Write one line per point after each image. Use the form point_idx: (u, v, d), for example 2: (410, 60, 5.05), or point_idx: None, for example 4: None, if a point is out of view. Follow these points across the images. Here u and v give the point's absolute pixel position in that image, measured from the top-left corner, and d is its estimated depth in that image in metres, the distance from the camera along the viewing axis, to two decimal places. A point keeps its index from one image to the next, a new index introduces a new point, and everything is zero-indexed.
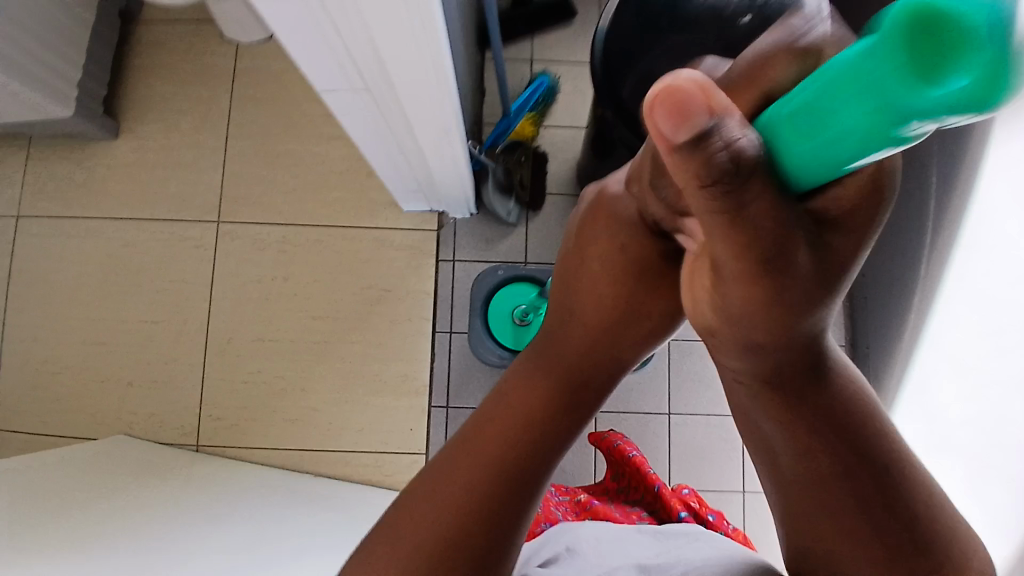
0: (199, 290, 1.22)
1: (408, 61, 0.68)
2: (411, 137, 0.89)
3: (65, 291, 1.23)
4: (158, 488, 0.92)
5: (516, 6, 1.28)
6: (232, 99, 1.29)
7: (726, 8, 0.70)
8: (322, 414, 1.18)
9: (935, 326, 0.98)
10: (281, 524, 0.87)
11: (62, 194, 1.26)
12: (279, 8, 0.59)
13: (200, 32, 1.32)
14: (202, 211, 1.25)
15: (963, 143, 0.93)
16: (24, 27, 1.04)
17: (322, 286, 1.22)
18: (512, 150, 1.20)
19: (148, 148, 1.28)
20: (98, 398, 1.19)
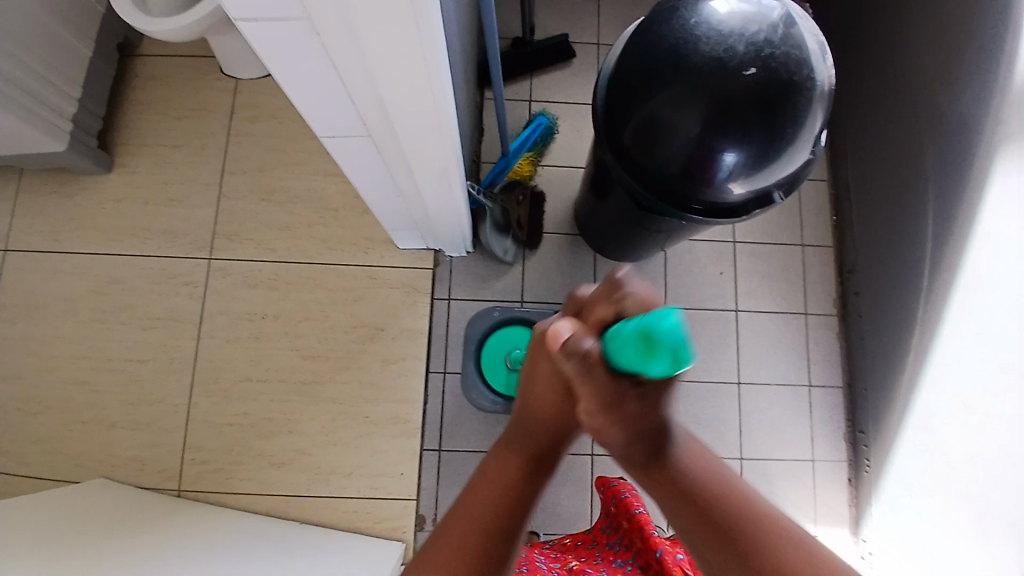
0: (187, 327, 1.19)
1: (412, 103, 0.68)
2: (410, 177, 0.88)
3: (49, 326, 1.20)
4: (137, 537, 0.88)
5: (515, 47, 1.29)
6: (228, 134, 1.28)
7: (731, 58, 0.68)
8: (311, 456, 1.14)
9: (935, 371, 0.97)
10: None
11: (51, 227, 1.24)
12: (282, 54, 0.59)
13: (198, 67, 1.32)
14: (193, 245, 1.23)
15: (960, 188, 0.93)
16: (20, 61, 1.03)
17: (314, 323, 1.19)
18: (510, 189, 1.20)
19: (141, 182, 1.27)
20: (77, 439, 1.15)
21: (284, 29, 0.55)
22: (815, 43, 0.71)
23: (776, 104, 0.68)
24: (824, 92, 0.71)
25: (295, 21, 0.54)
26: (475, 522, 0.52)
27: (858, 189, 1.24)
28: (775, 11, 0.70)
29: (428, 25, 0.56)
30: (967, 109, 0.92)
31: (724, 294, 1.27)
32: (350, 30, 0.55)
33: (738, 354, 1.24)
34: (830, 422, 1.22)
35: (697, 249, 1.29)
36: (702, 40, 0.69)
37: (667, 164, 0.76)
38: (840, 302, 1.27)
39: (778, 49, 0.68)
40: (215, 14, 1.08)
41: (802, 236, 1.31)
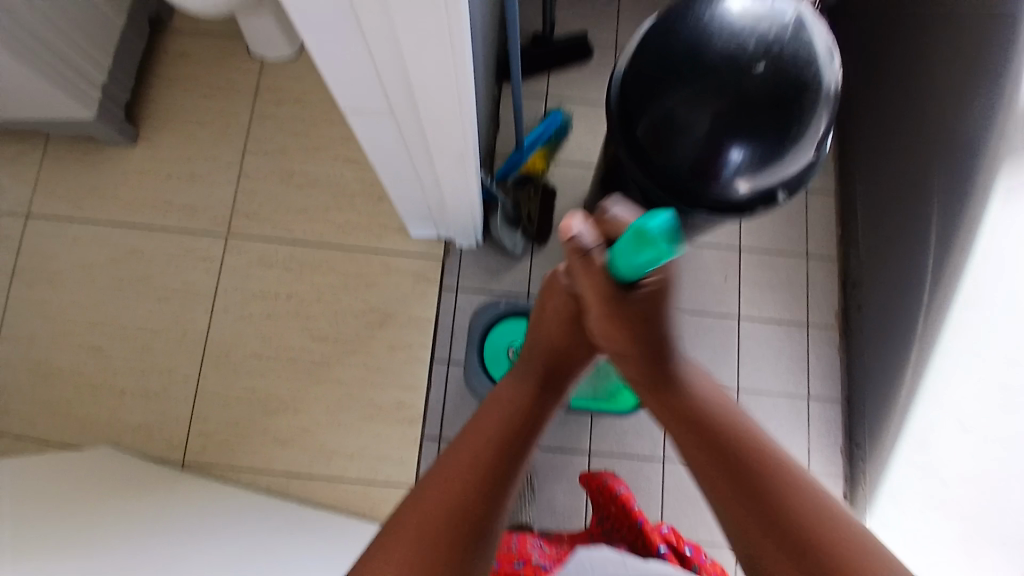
0: (201, 301, 1.22)
1: (435, 87, 0.70)
2: (428, 162, 0.90)
3: (67, 293, 1.23)
4: (140, 501, 0.90)
5: (536, 44, 1.31)
6: (251, 115, 1.31)
7: (742, 54, 0.71)
8: (314, 434, 1.17)
9: (931, 387, 0.98)
10: (258, 546, 0.85)
11: (74, 196, 1.27)
12: (314, 27, 0.61)
13: (225, 48, 1.35)
14: (211, 222, 1.26)
15: (964, 206, 0.95)
16: (51, 33, 1.06)
17: (324, 305, 1.22)
18: (524, 185, 1.21)
19: (164, 158, 1.30)
20: (89, 403, 1.18)
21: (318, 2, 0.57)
22: (822, 45, 0.74)
23: (783, 101, 0.71)
24: (830, 93, 0.74)
25: None
26: (482, 441, 0.59)
27: (865, 203, 1.25)
28: (787, 14, 0.73)
29: (457, 6, 0.58)
30: (975, 129, 0.93)
31: (728, 300, 1.29)
32: (383, 4, 0.57)
33: (739, 361, 1.26)
34: (826, 434, 1.23)
35: (704, 253, 1.31)
36: (715, 36, 0.72)
37: (677, 160, 0.78)
38: (842, 316, 1.28)
39: (787, 47, 0.71)
40: None
41: (808, 248, 1.32)
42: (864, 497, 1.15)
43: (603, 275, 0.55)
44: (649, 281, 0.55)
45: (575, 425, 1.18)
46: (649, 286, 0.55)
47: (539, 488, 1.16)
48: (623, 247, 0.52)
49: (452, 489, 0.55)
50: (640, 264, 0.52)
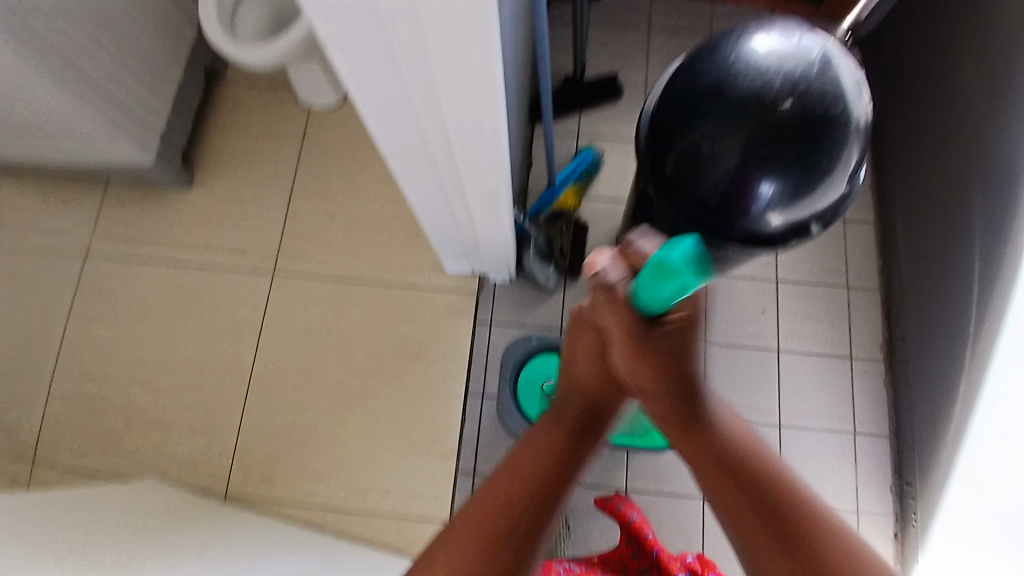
0: (246, 336, 1.28)
1: (469, 130, 0.74)
2: (462, 201, 0.93)
3: (124, 328, 1.30)
4: (185, 531, 0.94)
5: (566, 86, 1.36)
6: (296, 159, 1.38)
7: (768, 92, 0.72)
8: (351, 466, 1.19)
9: (981, 422, 0.94)
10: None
11: (133, 238, 1.36)
12: (359, 77, 0.65)
13: (274, 98, 1.44)
14: (257, 260, 1.32)
15: (1009, 235, 0.93)
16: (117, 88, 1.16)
17: (363, 339, 1.25)
18: (557, 220, 1.23)
19: (215, 200, 1.37)
20: (140, 434, 1.23)
21: (363, 54, 0.62)
22: (850, 79, 0.74)
23: (812, 135, 0.72)
24: (860, 126, 0.74)
25: (374, 46, 0.60)
26: (519, 484, 0.58)
27: (905, 233, 1.23)
28: (814, 50, 0.74)
29: (489, 57, 0.62)
30: (1016, 158, 0.92)
31: (764, 331, 1.27)
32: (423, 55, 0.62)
33: (778, 394, 1.24)
34: (874, 470, 1.19)
35: (738, 285, 1.30)
36: (741, 75, 0.74)
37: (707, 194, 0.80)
38: (886, 347, 1.25)
39: (813, 84, 0.72)
40: (293, 47, 1.19)
41: (847, 278, 1.30)
42: (916, 538, 1.10)
43: (628, 308, 0.57)
44: (675, 316, 0.57)
45: (610, 460, 1.17)
46: (675, 319, 0.57)
47: (574, 523, 1.14)
48: (645, 277, 0.54)
49: (487, 523, 0.55)
50: (666, 293, 0.54)
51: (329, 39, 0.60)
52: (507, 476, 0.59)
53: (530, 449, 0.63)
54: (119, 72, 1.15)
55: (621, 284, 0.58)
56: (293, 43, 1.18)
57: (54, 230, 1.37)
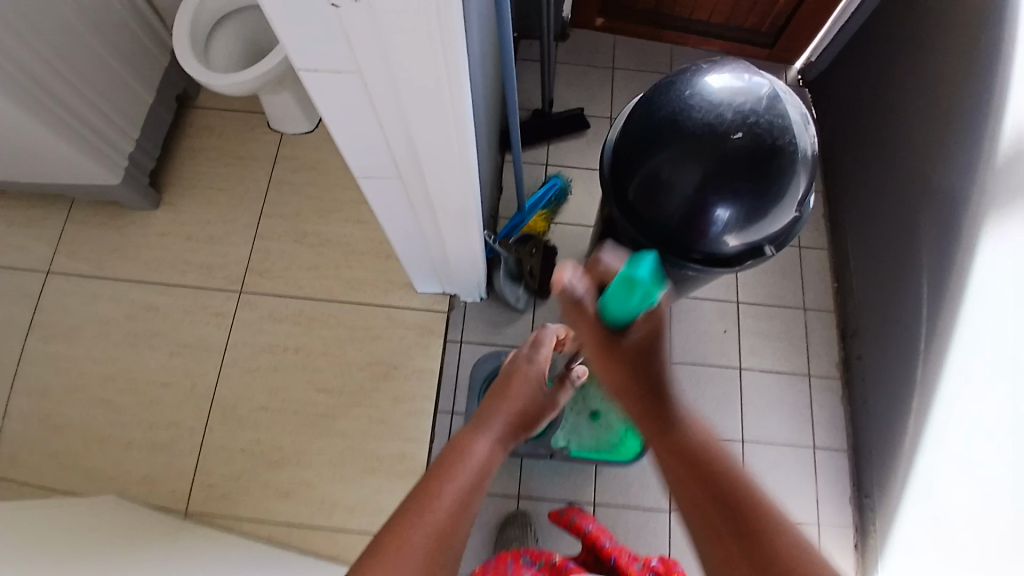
0: (211, 354, 1.25)
1: (439, 155, 0.76)
2: (434, 221, 0.95)
3: (82, 347, 1.26)
4: (141, 549, 0.90)
5: (536, 117, 1.41)
6: (268, 180, 1.39)
7: (720, 124, 0.76)
8: (316, 487, 1.16)
9: (935, 432, 0.98)
10: None
11: (96, 255, 1.33)
12: (333, 103, 0.68)
13: (248, 122, 1.45)
14: (226, 279, 1.31)
15: (952, 254, 0.99)
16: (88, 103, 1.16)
17: (331, 358, 1.24)
18: (529, 242, 1.26)
19: (184, 220, 1.37)
20: (93, 456, 1.18)
21: (337, 81, 0.64)
22: (797, 113, 0.79)
23: (762, 164, 0.76)
24: (807, 156, 0.79)
25: (347, 74, 0.63)
26: (437, 506, 0.51)
27: (857, 257, 1.30)
28: (763, 87, 0.79)
29: (458, 88, 0.64)
30: (956, 183, 0.99)
31: (727, 352, 1.31)
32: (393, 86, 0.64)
33: (742, 411, 1.27)
34: (834, 484, 1.22)
35: (701, 307, 1.34)
36: (695, 109, 0.78)
37: (668, 217, 0.83)
38: (842, 365, 1.30)
39: (762, 117, 0.76)
40: (271, 73, 1.21)
41: (804, 300, 1.35)
42: (878, 550, 1.12)
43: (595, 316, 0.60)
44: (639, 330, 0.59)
45: (579, 476, 1.18)
46: (639, 333, 0.59)
47: (543, 539, 1.13)
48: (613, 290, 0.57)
49: (420, 536, 0.49)
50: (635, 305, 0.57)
51: (296, 51, 0.60)
52: (433, 486, 0.53)
53: (451, 458, 0.56)
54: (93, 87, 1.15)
55: (587, 296, 0.61)
56: (269, 68, 1.20)
57: (13, 247, 1.34)
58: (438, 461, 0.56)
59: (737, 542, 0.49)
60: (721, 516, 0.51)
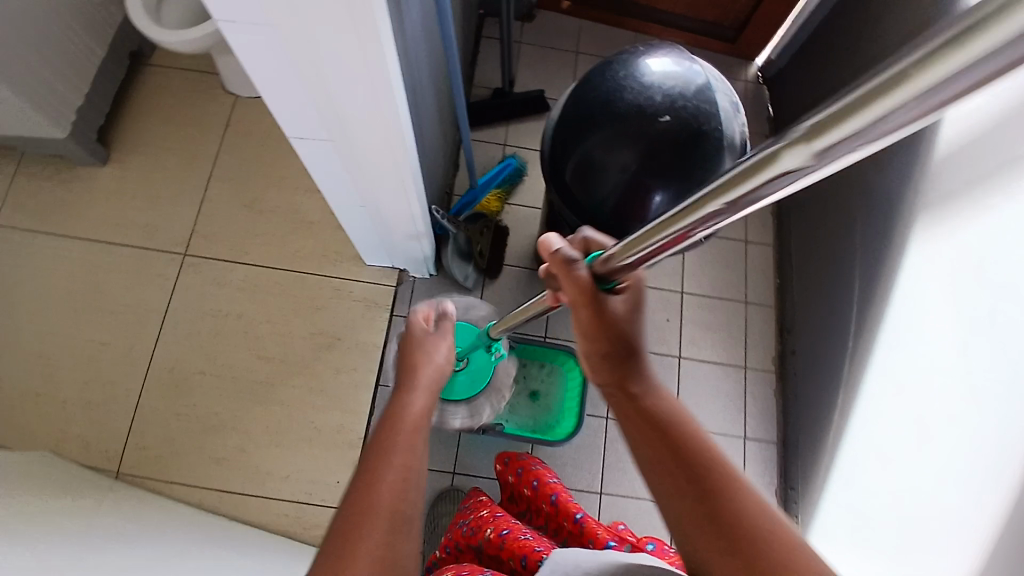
0: (153, 317, 1.24)
1: (369, 121, 0.75)
2: (372, 191, 0.95)
3: (18, 300, 1.24)
4: (75, 503, 0.89)
5: (495, 97, 1.41)
6: (221, 144, 1.37)
7: (649, 107, 0.77)
8: (251, 452, 1.16)
9: (856, 427, 1.01)
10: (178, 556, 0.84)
11: (39, 210, 1.30)
12: (256, 60, 0.66)
13: (203, 82, 1.43)
14: (170, 241, 1.29)
15: (883, 256, 1.02)
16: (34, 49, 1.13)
17: (274, 327, 1.24)
18: (475, 224, 1.26)
19: (132, 179, 1.34)
20: (26, 413, 1.17)
21: (256, 36, 0.62)
22: (727, 101, 0.80)
23: (688, 148, 0.77)
24: (734, 143, 0.79)
25: (265, 30, 0.61)
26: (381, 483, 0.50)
27: (799, 257, 1.33)
28: (696, 71, 0.80)
29: (381, 55, 0.63)
30: (892, 186, 1.02)
31: (667, 339, 1.33)
32: (315, 47, 0.63)
33: (678, 399, 1.29)
34: (761, 474, 1.26)
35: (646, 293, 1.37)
36: (627, 91, 0.79)
37: (600, 197, 0.84)
38: (779, 360, 1.33)
39: (690, 102, 0.77)
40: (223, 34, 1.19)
41: (749, 295, 1.38)
42: None
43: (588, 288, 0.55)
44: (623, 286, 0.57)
45: None
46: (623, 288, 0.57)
47: None
48: None
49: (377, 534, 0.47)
50: None
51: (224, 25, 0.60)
52: (377, 463, 0.52)
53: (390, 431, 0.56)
54: (32, 34, 1.12)
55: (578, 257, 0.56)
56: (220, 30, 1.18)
57: None
58: (378, 434, 0.56)
59: (692, 501, 0.48)
60: (683, 479, 0.49)
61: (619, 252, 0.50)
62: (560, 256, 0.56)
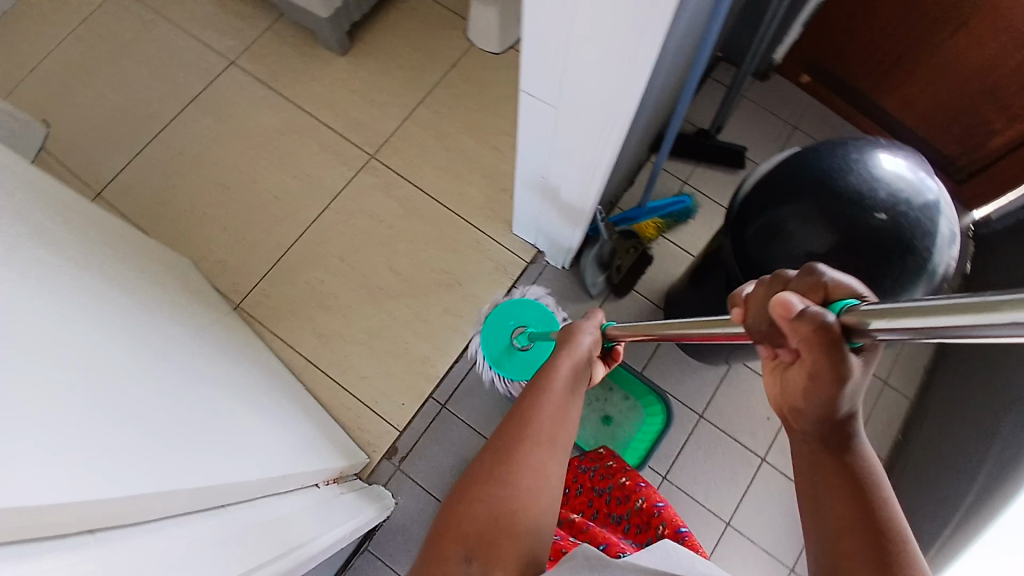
0: (321, 194, 1.37)
1: (601, 105, 0.77)
2: (561, 170, 0.98)
3: (228, 135, 1.41)
4: (183, 314, 1.01)
5: (698, 136, 1.42)
6: (439, 76, 1.47)
7: (869, 200, 0.76)
8: (346, 345, 1.26)
9: None
10: (247, 398, 0.93)
11: (275, 69, 1.47)
12: (536, 14, 0.69)
13: (449, 15, 1.52)
14: (364, 140, 1.42)
15: None
16: None
17: (412, 248, 1.33)
18: (627, 239, 1.27)
19: (356, 75, 1.48)
20: (194, 224, 1.34)
21: None
22: (949, 227, 0.77)
23: (893, 254, 0.74)
24: (938, 272, 0.76)
25: None
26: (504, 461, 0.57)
27: (933, 421, 1.22)
28: (929, 187, 0.78)
29: (651, 49, 0.65)
30: None
31: (758, 438, 1.22)
32: (596, 21, 0.65)
33: (741, 499, 1.19)
34: None
35: (756, 382, 1.25)
36: (852, 176, 0.78)
37: (776, 263, 0.83)
38: None
39: (912, 212, 0.75)
40: None
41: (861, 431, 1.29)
42: None
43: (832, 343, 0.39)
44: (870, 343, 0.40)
45: None
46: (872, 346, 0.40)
47: None
48: None
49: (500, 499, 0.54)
50: None
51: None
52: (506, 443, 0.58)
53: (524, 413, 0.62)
54: None
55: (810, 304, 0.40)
56: None
57: (216, 28, 1.50)
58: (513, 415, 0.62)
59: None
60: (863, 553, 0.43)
61: (877, 313, 0.34)
62: (802, 320, 0.39)
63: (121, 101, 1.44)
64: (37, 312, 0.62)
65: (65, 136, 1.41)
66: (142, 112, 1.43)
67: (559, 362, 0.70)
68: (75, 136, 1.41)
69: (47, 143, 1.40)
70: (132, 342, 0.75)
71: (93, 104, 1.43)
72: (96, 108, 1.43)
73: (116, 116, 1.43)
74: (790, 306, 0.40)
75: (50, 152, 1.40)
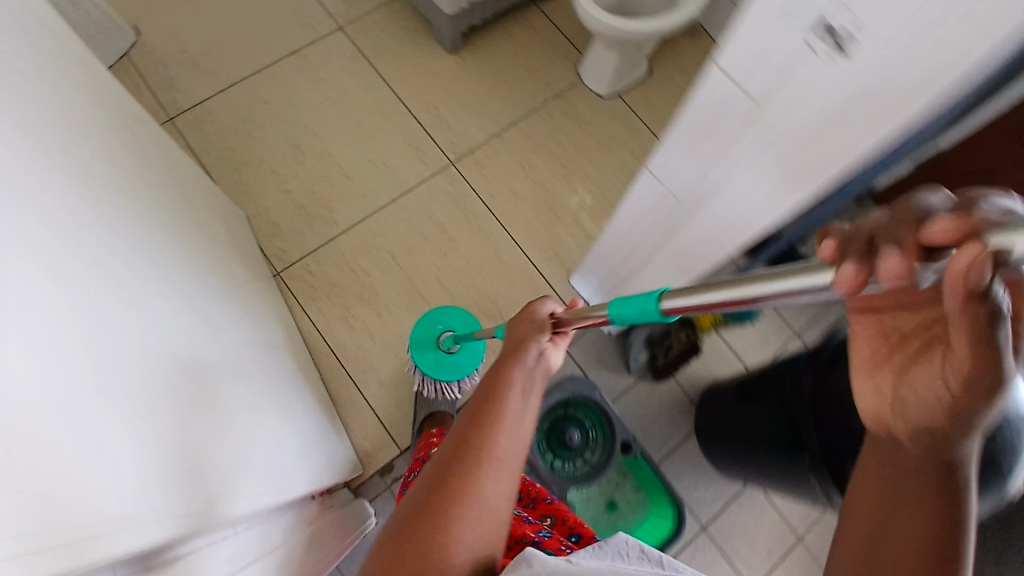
0: (391, 186, 1.32)
1: (736, 209, 0.73)
2: (654, 252, 0.94)
3: (314, 98, 1.36)
4: (228, 281, 0.94)
5: None
6: (542, 103, 1.42)
7: None
8: (372, 346, 1.22)
9: None
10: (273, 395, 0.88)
11: (380, 44, 1.41)
12: (708, 107, 0.64)
13: (569, 45, 1.47)
14: (447, 144, 1.36)
15: None
16: None
17: (467, 268, 1.28)
18: (684, 328, 1.20)
19: (460, 73, 1.41)
20: (256, 178, 1.29)
21: (736, 95, 0.61)
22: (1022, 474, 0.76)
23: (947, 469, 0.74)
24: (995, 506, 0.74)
25: (750, 99, 0.60)
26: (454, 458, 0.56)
27: None
28: None
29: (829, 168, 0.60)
30: None
31: (753, 567, 1.17)
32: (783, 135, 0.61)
33: None
34: None
35: (768, 512, 1.21)
36: None
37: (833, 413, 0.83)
38: None
39: None
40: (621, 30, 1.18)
41: None
42: None
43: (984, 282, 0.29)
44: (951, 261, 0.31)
45: None
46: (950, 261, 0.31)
47: None
48: None
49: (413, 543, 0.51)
50: None
51: (699, 102, 0.65)
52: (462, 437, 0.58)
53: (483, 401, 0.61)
54: None
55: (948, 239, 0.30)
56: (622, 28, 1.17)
57: None
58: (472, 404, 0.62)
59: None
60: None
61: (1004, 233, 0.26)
62: (993, 276, 0.28)
63: (220, 33, 1.39)
64: (117, 293, 0.56)
65: (155, 51, 1.37)
66: (236, 50, 1.38)
67: (506, 373, 0.64)
68: (164, 54, 1.37)
69: (134, 53, 1.36)
70: (190, 316, 0.70)
71: (191, 28, 1.39)
72: (193, 32, 1.39)
73: (210, 46, 1.38)
74: (965, 265, 0.28)
75: (135, 63, 1.35)
